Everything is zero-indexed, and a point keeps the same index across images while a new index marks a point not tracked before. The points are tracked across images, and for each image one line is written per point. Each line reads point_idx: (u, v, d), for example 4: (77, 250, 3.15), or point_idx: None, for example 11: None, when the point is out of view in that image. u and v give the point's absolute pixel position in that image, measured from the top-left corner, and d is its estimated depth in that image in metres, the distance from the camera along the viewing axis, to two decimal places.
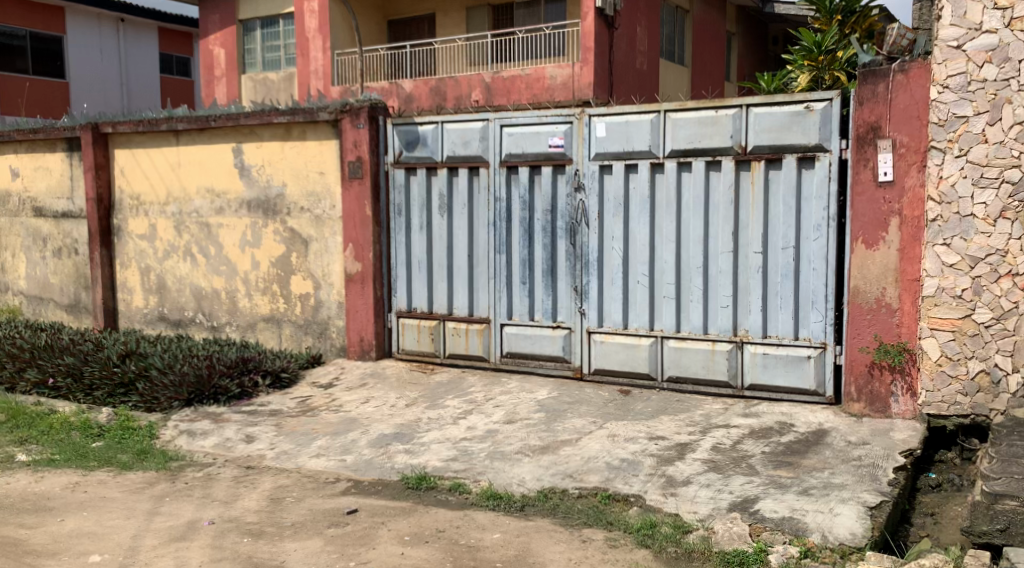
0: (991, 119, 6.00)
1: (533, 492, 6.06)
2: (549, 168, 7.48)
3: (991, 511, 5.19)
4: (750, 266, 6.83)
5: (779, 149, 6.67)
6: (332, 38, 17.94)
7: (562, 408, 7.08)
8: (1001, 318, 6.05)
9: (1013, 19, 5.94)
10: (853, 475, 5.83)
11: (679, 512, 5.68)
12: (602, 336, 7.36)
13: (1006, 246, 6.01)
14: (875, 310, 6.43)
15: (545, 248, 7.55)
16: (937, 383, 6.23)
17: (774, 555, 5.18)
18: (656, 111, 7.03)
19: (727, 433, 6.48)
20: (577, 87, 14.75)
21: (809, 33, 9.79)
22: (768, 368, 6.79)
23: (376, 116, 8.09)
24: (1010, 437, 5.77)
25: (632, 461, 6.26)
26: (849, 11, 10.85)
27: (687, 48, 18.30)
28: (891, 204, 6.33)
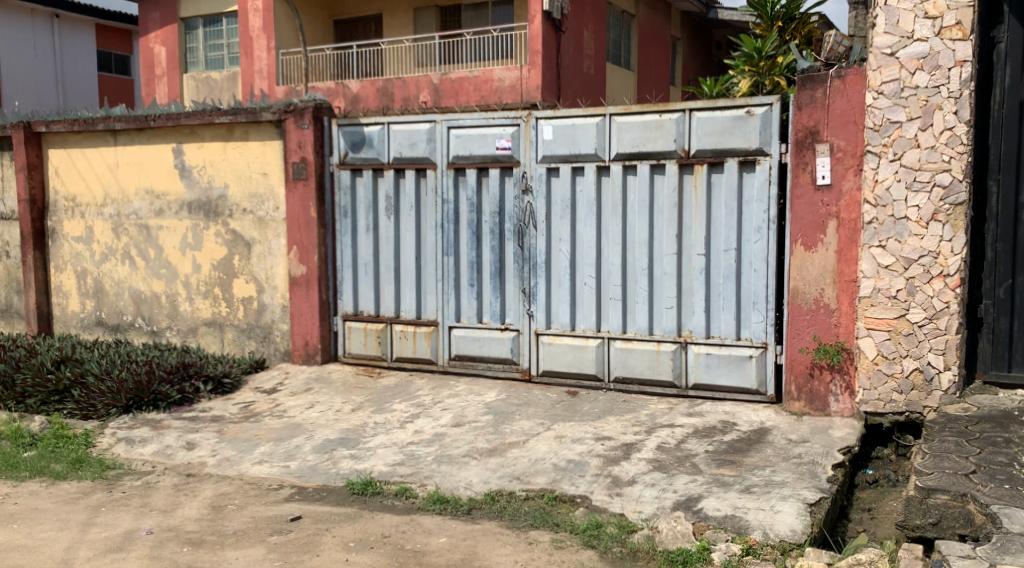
0: (923, 125, 6.14)
1: (480, 495, 6.08)
2: (496, 171, 7.49)
3: (924, 505, 5.29)
4: (694, 267, 6.91)
5: (720, 153, 6.76)
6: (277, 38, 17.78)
7: (510, 411, 7.10)
8: (933, 318, 6.19)
9: (943, 28, 6.07)
10: (793, 473, 5.93)
11: (624, 512, 5.75)
12: (550, 338, 7.39)
13: (938, 248, 6.15)
14: (814, 310, 6.55)
15: (493, 251, 7.56)
16: (874, 381, 6.38)
17: (717, 553, 5.28)
18: (601, 115, 7.09)
19: (672, 433, 6.55)
20: (525, 90, 14.81)
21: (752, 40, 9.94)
22: (711, 368, 6.88)
23: (320, 117, 8.05)
24: (942, 432, 5.89)
25: (578, 462, 6.31)
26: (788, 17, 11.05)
27: (633, 52, 18.47)
28: (829, 207, 6.46)
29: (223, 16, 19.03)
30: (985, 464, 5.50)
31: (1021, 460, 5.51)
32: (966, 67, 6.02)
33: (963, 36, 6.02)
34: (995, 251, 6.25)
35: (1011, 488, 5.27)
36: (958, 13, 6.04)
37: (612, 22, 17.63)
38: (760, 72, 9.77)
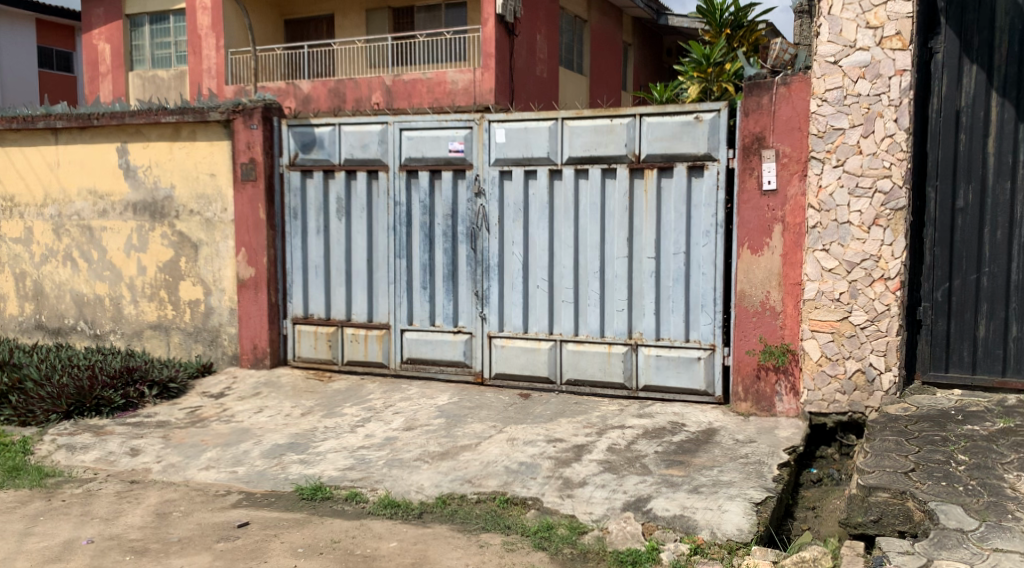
0: (865, 132, 6.28)
1: (431, 499, 6.10)
2: (448, 173, 7.48)
3: (866, 502, 5.47)
4: (644, 270, 7.00)
5: (670, 158, 6.85)
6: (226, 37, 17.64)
7: (462, 414, 7.13)
8: (874, 320, 6.34)
9: (884, 38, 6.22)
10: (740, 472, 6.04)
11: (574, 513, 5.81)
12: (502, 341, 7.40)
13: (880, 252, 6.30)
14: (759, 312, 6.67)
15: (445, 253, 7.56)
16: (818, 382, 6.50)
17: (665, 553, 5.37)
18: (553, 118, 7.14)
19: (622, 434, 6.63)
20: (478, 93, 14.86)
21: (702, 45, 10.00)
22: (661, 370, 6.97)
23: (270, 117, 8.00)
24: (883, 432, 6.04)
25: (530, 464, 6.36)
26: (736, 25, 11.23)
27: (585, 56, 18.62)
28: (775, 212, 6.58)
29: (170, 13, 18.82)
30: (923, 462, 5.66)
31: (958, 458, 5.69)
32: (905, 76, 6.18)
33: (903, 46, 6.17)
34: (933, 255, 6.42)
35: (948, 485, 5.44)
36: (899, 23, 6.18)
37: (564, 26, 17.76)
38: (708, 77, 9.63)
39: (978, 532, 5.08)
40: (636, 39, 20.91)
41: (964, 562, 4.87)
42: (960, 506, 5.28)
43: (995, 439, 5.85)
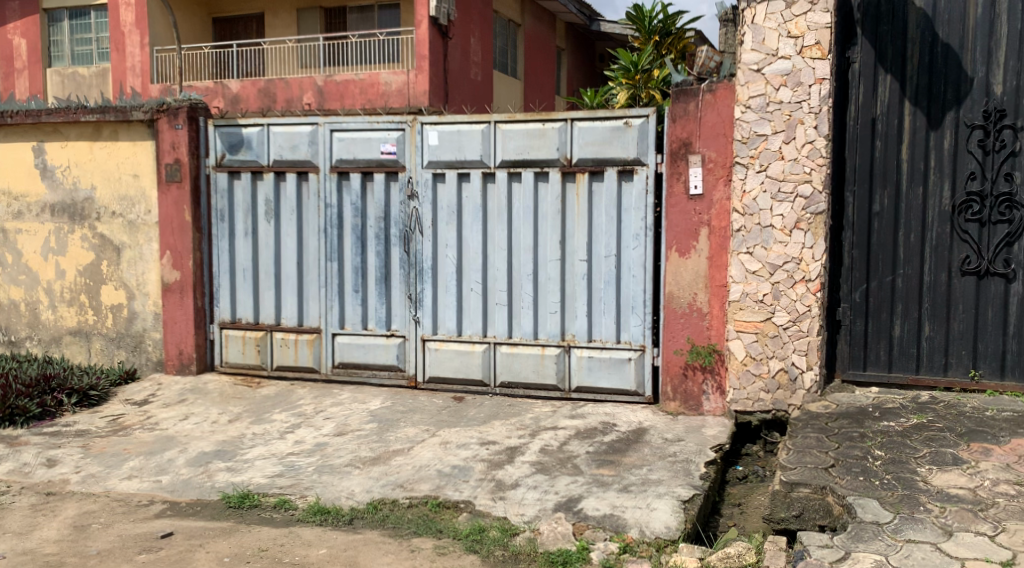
0: (786, 138, 6.50)
1: (362, 505, 6.09)
2: (381, 175, 7.45)
3: (788, 498, 5.70)
4: (577, 273, 7.09)
5: (601, 162, 6.97)
6: (150, 35, 17.29)
7: (395, 418, 7.13)
8: (796, 320, 6.55)
9: (804, 47, 6.44)
10: (668, 471, 6.19)
11: (506, 515, 5.86)
12: (436, 344, 7.40)
13: (800, 255, 6.52)
14: (687, 314, 6.83)
15: (378, 256, 7.52)
16: (743, 381, 6.69)
17: (595, 552, 5.47)
18: (486, 122, 7.18)
19: (555, 435, 6.72)
20: (412, 94, 14.86)
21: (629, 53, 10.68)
22: (593, 371, 7.08)
23: (195, 117, 7.90)
24: (805, 429, 6.29)
25: (462, 467, 6.40)
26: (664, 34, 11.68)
27: (519, 60, 18.77)
28: (701, 216, 6.75)
29: (91, 8, 18.35)
30: (842, 458, 5.92)
31: (874, 453, 5.96)
32: (824, 85, 6.41)
33: (821, 55, 6.40)
34: (851, 258, 6.69)
35: (865, 479, 5.70)
36: (818, 33, 6.41)
37: (499, 30, 17.93)
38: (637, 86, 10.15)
39: (892, 524, 5.31)
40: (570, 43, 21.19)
41: (879, 553, 5.09)
42: (876, 499, 5.52)
43: (909, 435, 6.14)
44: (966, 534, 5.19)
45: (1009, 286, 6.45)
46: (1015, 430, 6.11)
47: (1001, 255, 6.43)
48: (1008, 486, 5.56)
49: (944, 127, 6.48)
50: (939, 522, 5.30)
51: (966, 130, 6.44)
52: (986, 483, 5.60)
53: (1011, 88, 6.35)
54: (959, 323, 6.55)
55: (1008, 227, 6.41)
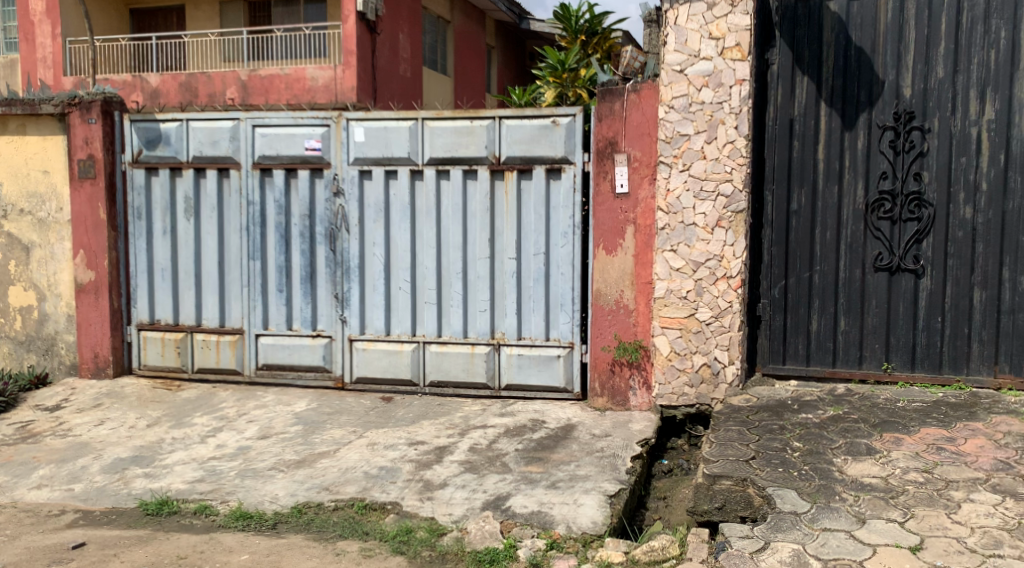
0: (708, 138, 6.65)
1: (286, 509, 5.99)
2: (305, 172, 7.35)
3: (710, 490, 5.83)
4: (506, 271, 7.12)
5: (529, 161, 7.01)
6: (63, 25, 16.68)
7: (321, 420, 7.05)
8: (718, 316, 6.71)
9: (725, 48, 6.62)
10: (596, 466, 6.27)
11: (434, 515, 5.85)
12: (364, 344, 7.33)
13: (722, 252, 6.67)
14: (614, 311, 6.93)
15: (303, 254, 7.41)
16: (668, 376, 6.81)
17: (522, 550, 5.51)
18: (412, 119, 7.15)
19: (484, 434, 6.74)
20: (339, 90, 14.73)
21: (555, 55, 11.57)
22: (523, 369, 7.12)
23: (110, 110, 7.65)
24: (727, 422, 6.46)
25: (389, 469, 6.36)
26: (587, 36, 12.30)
27: (448, 57, 18.70)
28: (627, 214, 6.86)
29: None
30: (762, 450, 6.11)
31: (793, 445, 6.16)
32: (744, 86, 6.59)
33: (741, 57, 6.59)
34: (771, 255, 6.99)
35: (784, 471, 5.89)
36: (738, 35, 6.59)
37: (427, 27, 17.85)
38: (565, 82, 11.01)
39: (809, 514, 5.51)
40: (498, 41, 21.03)
41: (798, 543, 5.30)
42: (794, 490, 5.71)
43: (826, 426, 6.36)
44: (878, 522, 5.41)
45: (919, 281, 6.79)
46: (924, 420, 6.39)
47: (911, 252, 6.78)
48: (917, 474, 5.80)
49: (858, 127, 6.81)
50: (853, 511, 5.51)
51: (878, 130, 6.79)
52: (897, 472, 5.83)
53: (919, 91, 6.71)
54: (872, 317, 6.88)
55: (917, 225, 6.76)
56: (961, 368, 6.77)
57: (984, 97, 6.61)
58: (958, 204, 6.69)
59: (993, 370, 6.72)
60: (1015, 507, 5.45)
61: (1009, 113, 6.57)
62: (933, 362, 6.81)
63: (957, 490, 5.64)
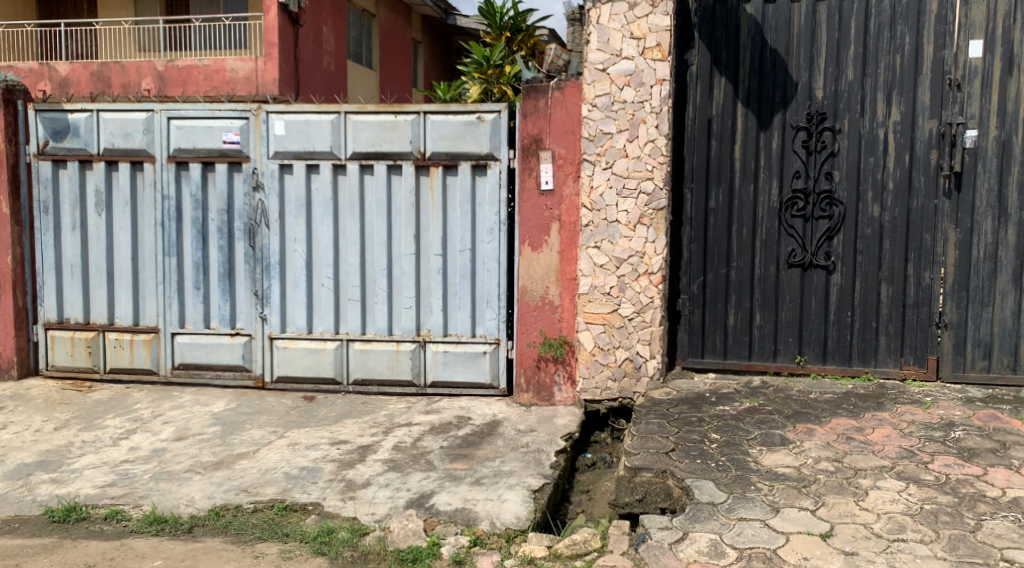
0: (630, 136, 6.74)
1: (202, 512, 5.84)
2: (223, 166, 7.18)
3: (632, 483, 5.97)
4: (431, 268, 7.09)
5: (453, 156, 7.00)
6: None
7: (240, 420, 6.90)
8: (640, 312, 6.80)
9: (646, 48, 6.71)
10: (520, 462, 6.29)
11: (356, 515, 5.78)
12: (284, 342, 7.20)
13: (644, 249, 6.76)
14: (540, 307, 6.95)
15: (221, 250, 7.24)
16: (592, 371, 6.89)
17: (445, 547, 5.50)
18: (335, 113, 7.06)
19: (408, 432, 6.70)
20: (261, 82, 14.35)
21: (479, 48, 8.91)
22: (449, 365, 7.11)
23: (13, 99, 7.32)
24: (647, 416, 6.57)
25: (311, 469, 6.26)
26: (518, 30, 9.61)
27: (375, 52, 18.49)
28: (552, 211, 6.91)
29: None
30: (681, 442, 6.24)
31: (711, 436, 6.31)
32: (665, 85, 6.70)
33: (661, 57, 6.69)
34: (690, 251, 7.17)
35: (702, 462, 6.03)
36: (658, 36, 6.69)
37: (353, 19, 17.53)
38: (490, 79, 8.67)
39: (726, 504, 5.65)
40: (422, 36, 20.88)
41: (715, 532, 5.43)
42: (711, 480, 5.85)
43: (742, 418, 6.55)
44: (791, 510, 5.58)
45: (830, 277, 7.04)
46: (835, 411, 6.64)
47: (822, 249, 7.03)
48: (828, 463, 6.01)
49: (772, 128, 7.04)
50: (768, 500, 5.68)
51: (791, 131, 7.02)
52: (810, 461, 6.04)
53: (830, 93, 6.96)
54: (786, 312, 7.11)
55: (829, 222, 7.01)
56: (869, 361, 7.05)
57: (890, 100, 6.88)
58: (866, 203, 6.97)
59: (899, 361, 7.01)
60: (917, 493, 5.69)
61: (913, 115, 6.87)
62: (843, 355, 7.07)
63: (865, 477, 5.86)
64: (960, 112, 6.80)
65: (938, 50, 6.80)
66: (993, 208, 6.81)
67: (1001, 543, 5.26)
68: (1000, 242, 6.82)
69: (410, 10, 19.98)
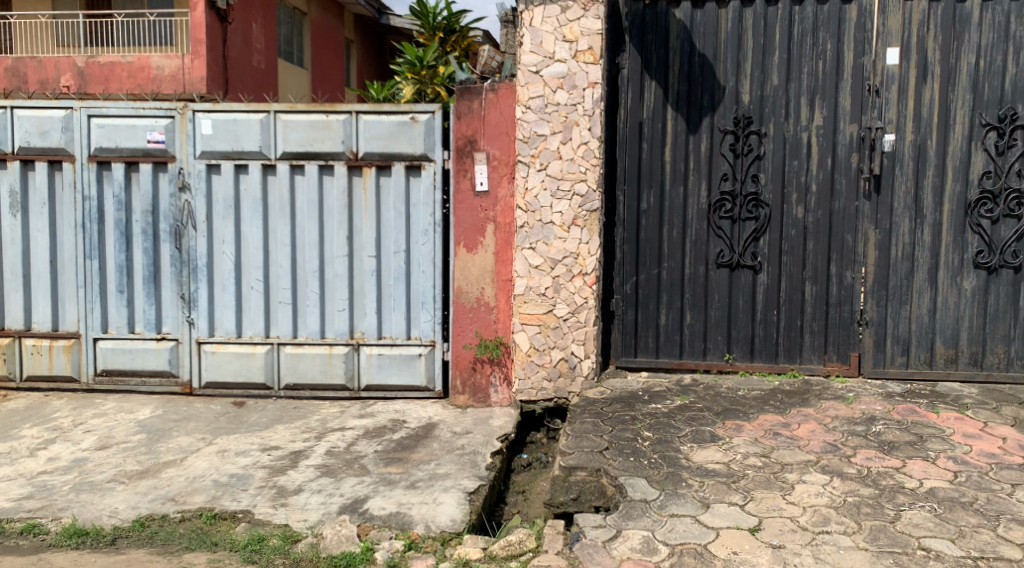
0: (563, 139, 6.76)
1: (126, 523, 5.66)
2: (147, 166, 7.00)
3: (566, 482, 6.01)
4: (365, 269, 7.02)
5: (386, 157, 6.95)
6: None
7: (166, 428, 6.71)
8: (575, 312, 6.84)
9: (578, 51, 6.74)
10: (455, 464, 6.27)
11: (288, 522, 5.67)
12: (213, 347, 7.05)
13: (578, 249, 6.81)
14: (475, 308, 6.98)
15: (146, 253, 7.06)
16: (528, 371, 6.90)
17: (380, 552, 5.43)
18: (264, 112, 6.92)
19: (342, 436, 6.61)
20: (187, 81, 13.99)
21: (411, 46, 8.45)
22: (383, 368, 7.05)
23: None
24: (582, 415, 6.62)
25: (241, 476, 6.12)
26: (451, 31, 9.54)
27: (305, 50, 18.25)
28: (487, 212, 6.92)
29: None
30: (615, 441, 6.31)
31: (643, 434, 6.39)
32: (597, 88, 6.74)
33: (594, 60, 6.72)
34: (623, 252, 7.27)
35: (635, 460, 6.10)
36: (590, 39, 6.72)
37: (283, 17, 17.21)
38: (423, 78, 8.38)
39: (659, 501, 5.73)
40: (355, 35, 20.60)
41: (647, 529, 5.50)
42: (644, 478, 5.93)
43: (674, 416, 6.65)
44: (721, 505, 5.68)
45: (756, 277, 7.21)
46: (763, 407, 6.80)
47: (749, 249, 7.20)
48: (756, 458, 6.14)
49: (701, 131, 7.17)
50: (699, 496, 5.77)
51: (719, 134, 7.16)
52: (739, 457, 6.17)
53: (756, 98, 7.12)
54: (715, 311, 7.26)
55: (755, 223, 7.17)
56: (795, 357, 7.24)
57: (813, 104, 7.08)
58: (791, 204, 7.16)
59: (823, 358, 7.22)
60: (841, 486, 5.84)
61: (835, 119, 7.07)
62: (770, 352, 7.25)
63: (792, 471, 6.00)
64: (879, 117, 7.03)
65: (858, 56, 7.01)
66: (910, 209, 7.06)
67: (919, 532, 5.41)
68: (917, 242, 7.08)
69: (342, 8, 19.70)
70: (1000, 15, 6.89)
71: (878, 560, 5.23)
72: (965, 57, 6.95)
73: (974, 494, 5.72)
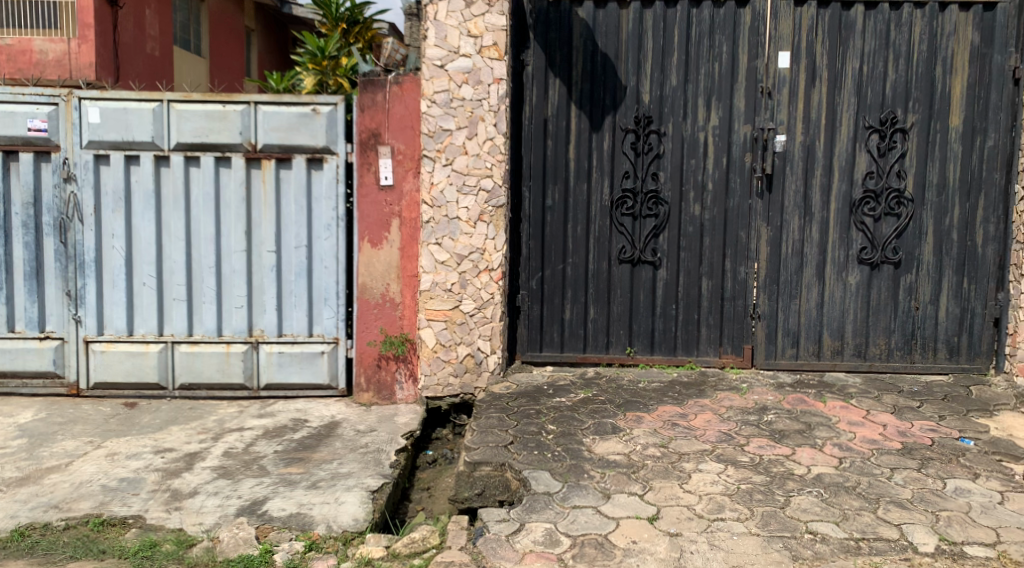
0: (469, 134, 6.72)
1: (5, 533, 5.36)
2: (28, 156, 6.68)
3: (471, 478, 5.98)
4: (264, 265, 6.83)
5: (287, 149, 6.77)
6: None
7: (50, 431, 6.38)
8: (481, 308, 6.83)
9: (483, 47, 6.69)
10: (358, 462, 6.15)
11: (182, 526, 5.46)
12: (102, 345, 6.78)
13: (484, 245, 6.79)
14: (380, 305, 6.88)
15: (28, 247, 6.76)
16: (434, 368, 6.84)
17: (278, 554, 5.29)
18: (157, 101, 6.66)
19: (240, 437, 6.41)
20: (73, 66, 12.69)
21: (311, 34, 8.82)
22: (283, 367, 6.88)
23: None
24: (488, 411, 6.62)
25: (132, 480, 5.86)
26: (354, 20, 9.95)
27: (201, 37, 17.57)
28: (391, 207, 6.82)
29: None
30: (520, 435, 6.33)
31: (547, 428, 6.43)
32: (502, 84, 6.72)
33: (498, 56, 6.69)
34: (529, 248, 7.33)
35: (539, 453, 6.14)
36: (495, 35, 6.68)
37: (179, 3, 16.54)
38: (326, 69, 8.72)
39: (562, 493, 5.79)
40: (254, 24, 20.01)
41: (550, 522, 5.54)
42: (547, 471, 5.98)
43: (577, 409, 6.73)
44: (622, 496, 5.77)
45: (656, 272, 7.37)
46: (662, 398, 6.96)
47: (649, 245, 7.34)
48: (655, 449, 6.27)
49: (603, 129, 7.28)
50: (600, 487, 5.85)
51: (621, 132, 7.28)
52: (639, 447, 6.28)
53: (656, 97, 7.26)
54: (617, 305, 7.39)
55: (655, 220, 7.33)
56: (692, 350, 7.43)
57: (710, 105, 7.26)
58: (688, 202, 7.33)
59: (719, 350, 7.44)
60: (735, 474, 6.02)
61: (730, 120, 7.27)
62: (668, 345, 7.42)
63: (689, 461, 6.15)
64: (771, 118, 7.26)
65: (751, 59, 7.23)
66: (800, 208, 7.34)
67: (807, 516, 5.61)
68: (806, 239, 7.36)
69: None
70: (882, 23, 7.20)
71: (768, 545, 5.39)
72: (850, 62, 7.23)
73: (857, 479, 5.96)
